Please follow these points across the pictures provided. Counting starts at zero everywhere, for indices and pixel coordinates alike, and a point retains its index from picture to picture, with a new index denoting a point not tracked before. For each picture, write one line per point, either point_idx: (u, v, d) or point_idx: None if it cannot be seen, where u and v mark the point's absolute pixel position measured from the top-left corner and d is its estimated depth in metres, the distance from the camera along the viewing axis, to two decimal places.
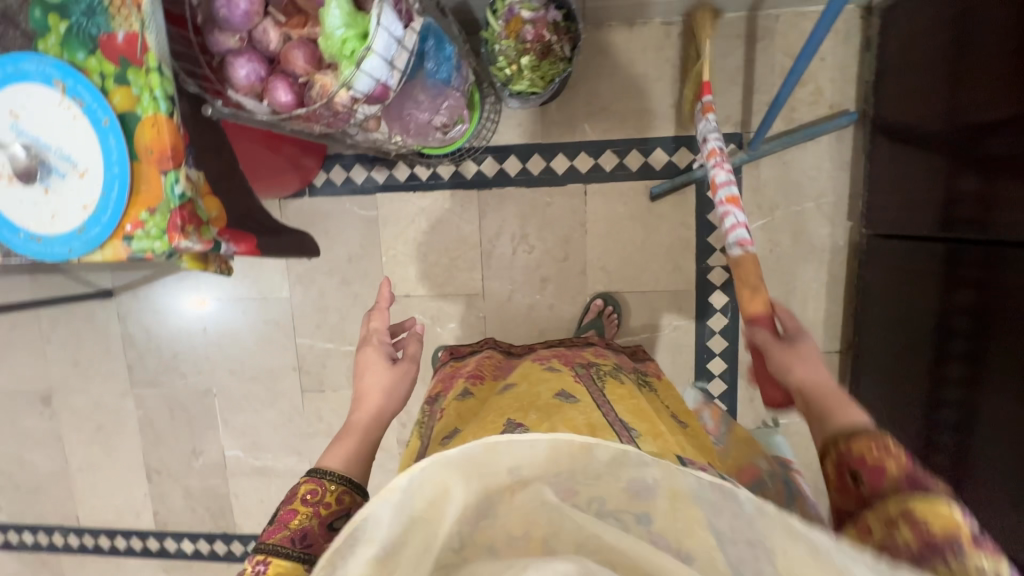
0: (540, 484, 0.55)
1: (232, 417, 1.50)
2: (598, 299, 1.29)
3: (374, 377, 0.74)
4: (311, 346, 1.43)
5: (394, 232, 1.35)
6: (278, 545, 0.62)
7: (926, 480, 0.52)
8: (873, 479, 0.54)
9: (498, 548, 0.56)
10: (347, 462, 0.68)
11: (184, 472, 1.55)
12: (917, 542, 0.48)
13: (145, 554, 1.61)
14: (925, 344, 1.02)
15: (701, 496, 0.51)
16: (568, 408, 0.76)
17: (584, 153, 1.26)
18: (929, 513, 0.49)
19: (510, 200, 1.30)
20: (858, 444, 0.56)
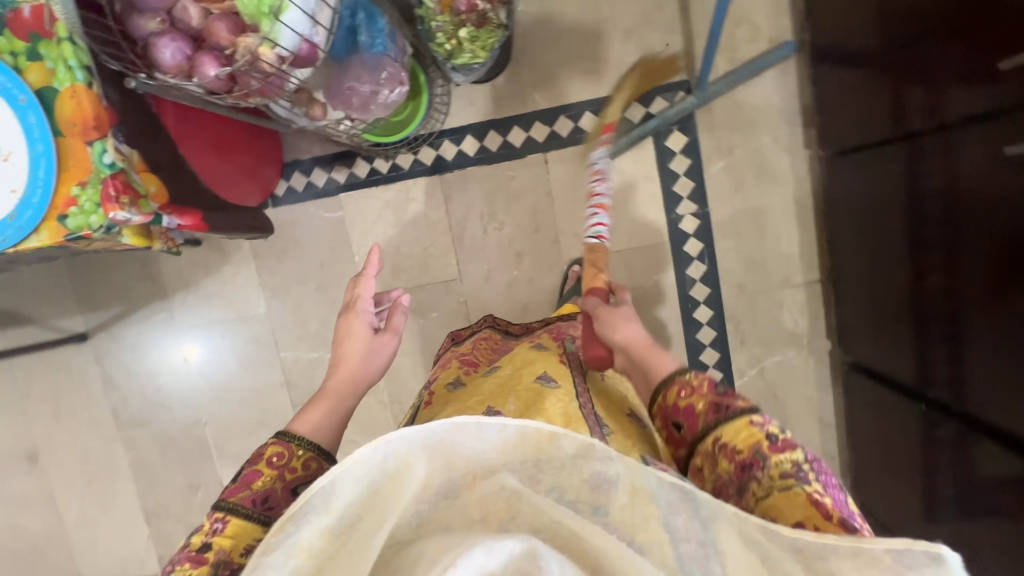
0: (501, 471, 0.51)
1: (226, 444, 1.47)
2: (575, 265, 1.27)
3: (355, 342, 0.81)
4: (296, 358, 1.41)
5: (362, 229, 1.34)
6: (239, 502, 0.66)
7: (723, 406, 0.64)
8: (691, 425, 0.66)
9: (449, 528, 0.51)
10: (316, 428, 0.74)
11: (185, 510, 1.51)
12: (733, 464, 0.60)
13: None
14: (901, 253, 1.01)
15: (660, 496, 0.51)
16: (550, 391, 0.76)
17: (538, 123, 1.26)
18: (733, 434, 0.61)
19: (473, 181, 1.30)
20: (671, 394, 0.69)
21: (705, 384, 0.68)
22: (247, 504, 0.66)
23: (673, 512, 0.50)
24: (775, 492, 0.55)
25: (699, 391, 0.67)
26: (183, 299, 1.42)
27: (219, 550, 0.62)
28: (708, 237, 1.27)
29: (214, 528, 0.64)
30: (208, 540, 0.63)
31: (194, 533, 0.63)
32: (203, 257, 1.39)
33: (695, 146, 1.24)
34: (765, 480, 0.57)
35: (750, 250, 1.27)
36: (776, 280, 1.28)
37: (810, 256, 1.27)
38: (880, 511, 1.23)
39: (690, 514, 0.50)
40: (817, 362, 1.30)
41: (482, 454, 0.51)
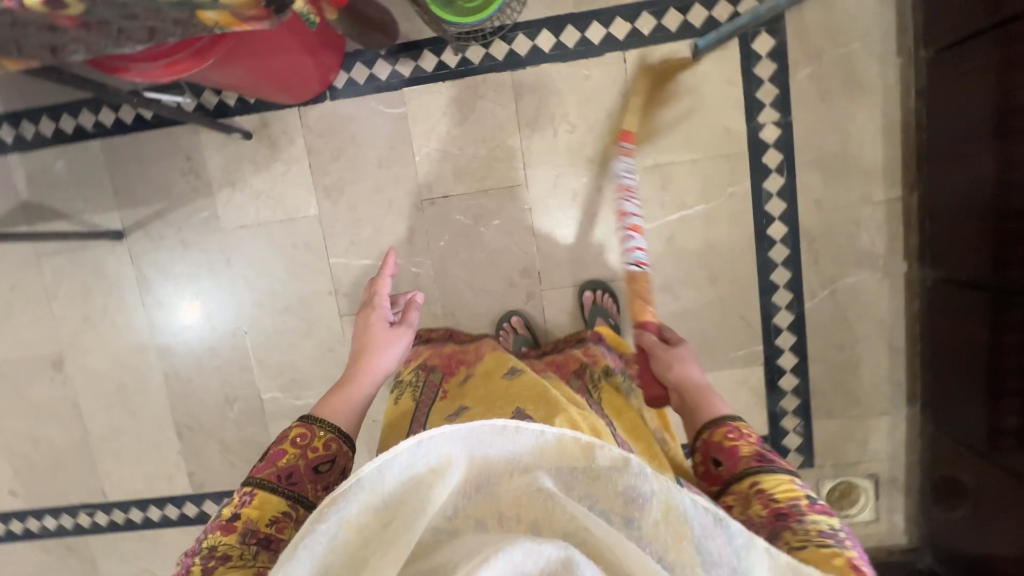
0: (538, 472, 0.52)
1: (267, 355, 1.40)
2: (588, 291, 1.30)
3: (378, 336, 0.87)
4: (347, 265, 1.34)
5: (425, 128, 1.28)
6: (266, 478, 0.67)
7: (767, 459, 0.67)
8: (729, 464, 0.68)
9: (487, 525, 0.52)
10: (338, 414, 0.76)
11: (219, 424, 1.44)
12: (768, 509, 0.61)
13: (183, 522, 1.50)
14: (985, 147, 1.01)
15: (693, 515, 0.51)
16: (575, 408, 0.72)
17: (619, 18, 1.20)
18: (773, 484, 0.63)
19: (546, 79, 1.24)
20: (717, 433, 0.71)
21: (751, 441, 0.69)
22: (272, 480, 0.68)
23: (710, 537, 0.50)
24: (812, 543, 0.55)
25: (743, 435, 0.70)
26: (226, 199, 1.34)
27: (247, 520, 0.63)
28: (789, 148, 1.23)
29: (242, 501, 0.65)
30: (236, 511, 0.64)
31: (225, 505, 0.65)
32: (252, 154, 1.32)
33: (782, 50, 1.19)
34: (800, 531, 0.57)
35: (832, 163, 1.23)
36: (855, 197, 1.24)
37: (894, 174, 1.22)
38: (952, 434, 1.20)
39: (725, 537, 0.50)
40: (891, 285, 1.27)
41: (522, 456, 0.53)
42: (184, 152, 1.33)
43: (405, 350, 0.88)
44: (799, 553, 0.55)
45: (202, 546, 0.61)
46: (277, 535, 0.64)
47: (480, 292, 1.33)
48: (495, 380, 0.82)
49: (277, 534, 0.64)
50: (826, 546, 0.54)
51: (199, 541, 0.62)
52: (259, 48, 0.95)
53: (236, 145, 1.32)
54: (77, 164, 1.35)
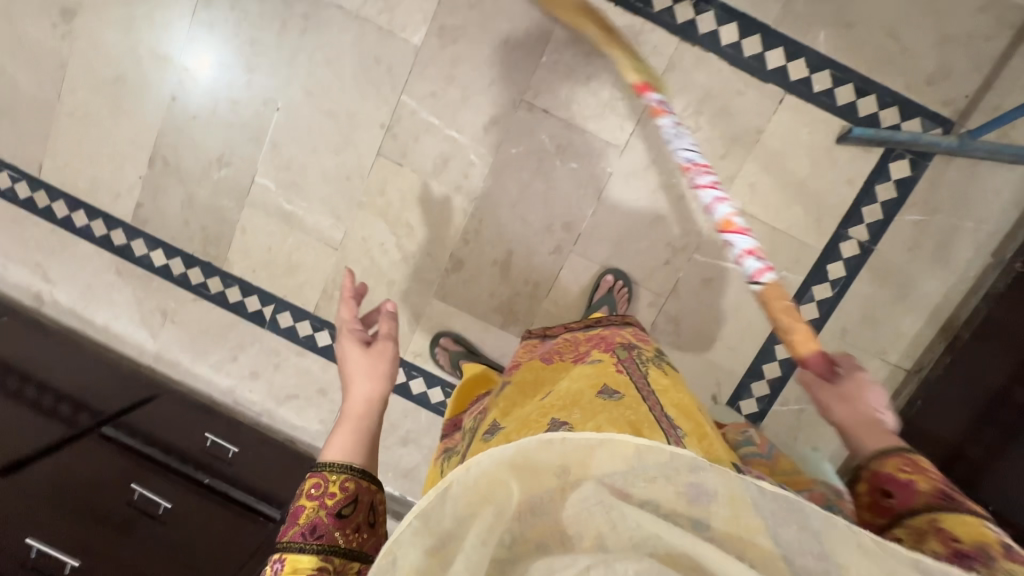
0: (594, 480, 0.49)
1: (283, 144, 1.29)
2: (610, 275, 1.27)
3: (358, 363, 0.80)
4: (414, 112, 1.25)
5: (569, 36, 1.19)
6: (291, 540, 0.67)
7: (954, 497, 0.57)
8: (904, 498, 0.60)
9: (552, 546, 0.49)
10: (346, 452, 0.73)
11: (196, 177, 1.33)
12: (947, 547, 0.52)
13: (102, 245, 1.39)
14: (1002, 368, 1.06)
15: (764, 508, 0.47)
16: (613, 407, 0.67)
17: (803, 60, 1.15)
18: (952, 519, 0.54)
19: (705, 68, 1.17)
20: (891, 466, 0.63)
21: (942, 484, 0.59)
22: (298, 539, 0.67)
23: (784, 522, 0.46)
24: None
25: (918, 469, 0.61)
26: None
27: None
28: (854, 270, 1.24)
29: (275, 568, 0.66)
30: None
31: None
32: None
33: (910, 185, 1.19)
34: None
35: (876, 306, 1.25)
36: (874, 346, 1.27)
37: (917, 348, 1.27)
38: None
39: (802, 524, 0.46)
40: None
41: (566, 469, 0.49)
42: None
43: (392, 365, 0.82)
44: None
45: None
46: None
47: (517, 217, 1.28)
48: (530, 393, 0.79)
49: None
50: None
51: None
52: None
53: None
54: None
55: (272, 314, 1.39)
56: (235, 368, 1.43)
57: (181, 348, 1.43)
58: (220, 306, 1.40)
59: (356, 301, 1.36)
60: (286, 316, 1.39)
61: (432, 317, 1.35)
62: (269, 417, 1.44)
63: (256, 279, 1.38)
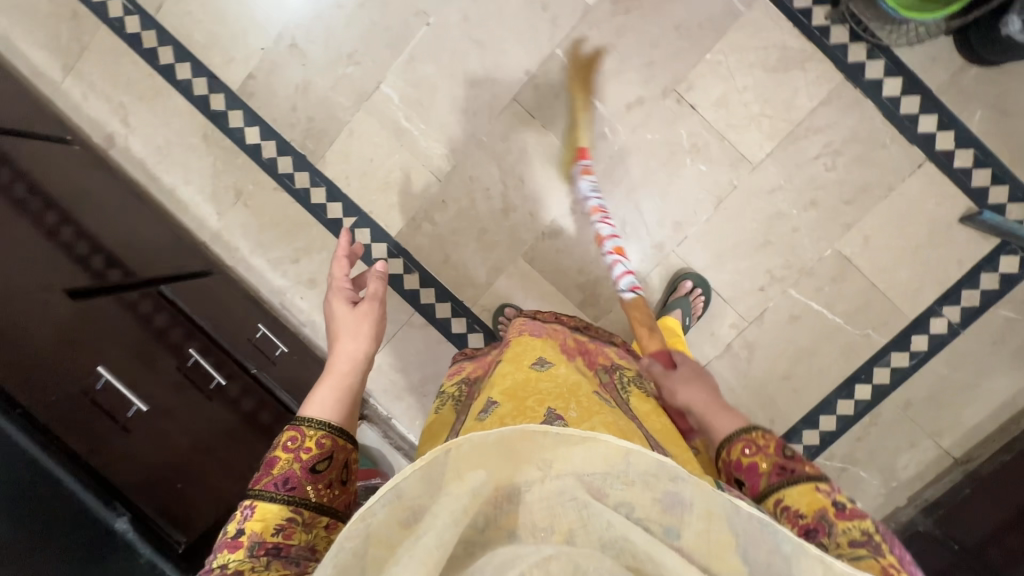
0: (570, 476, 0.45)
1: (422, 59, 1.25)
2: (688, 280, 1.23)
3: (345, 322, 0.75)
4: (564, 68, 1.22)
5: (740, 41, 1.18)
6: (263, 489, 0.58)
7: (792, 466, 0.55)
8: (751, 485, 0.56)
9: (520, 536, 0.46)
10: (322, 408, 0.64)
11: (320, 65, 1.27)
12: (795, 528, 0.50)
13: (198, 105, 1.31)
14: None
15: (737, 522, 0.43)
16: (607, 412, 0.64)
17: (952, 133, 1.17)
18: (796, 497, 0.52)
19: (859, 112, 1.18)
20: (734, 449, 0.59)
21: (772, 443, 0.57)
22: (269, 489, 0.58)
23: (754, 543, 0.43)
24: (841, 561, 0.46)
25: (761, 444, 0.57)
26: None
27: (251, 533, 0.55)
28: (936, 347, 1.25)
29: (243, 516, 0.56)
30: (239, 527, 0.55)
31: (226, 523, 0.56)
32: None
33: (1012, 281, 1.22)
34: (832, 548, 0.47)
35: (945, 388, 1.27)
36: (931, 426, 1.28)
37: (970, 439, 1.28)
38: None
39: (772, 547, 0.42)
40: (880, 506, 1.31)
41: (549, 461, 0.45)
42: None
43: (378, 326, 0.76)
44: None
45: (215, 565, 0.53)
46: (286, 542, 0.55)
47: (630, 202, 1.25)
48: (522, 369, 0.72)
49: (286, 542, 0.55)
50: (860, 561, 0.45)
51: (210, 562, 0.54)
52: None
53: None
54: None
55: (350, 227, 1.33)
56: (294, 271, 1.35)
57: (244, 234, 1.35)
58: (299, 202, 1.33)
59: (441, 239, 1.31)
60: (364, 233, 1.33)
61: (512, 276, 1.31)
62: (312, 329, 1.37)
63: (347, 186, 1.31)
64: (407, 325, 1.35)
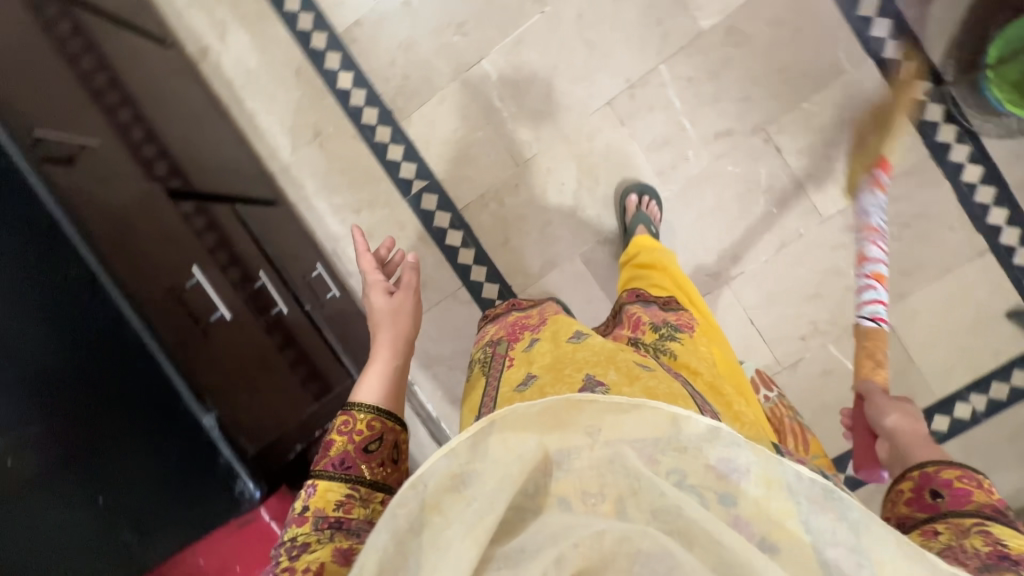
0: (621, 443, 0.44)
1: (528, 45, 1.26)
2: (630, 195, 1.24)
3: (381, 313, 0.78)
4: (663, 84, 1.24)
5: (838, 97, 1.20)
6: (321, 469, 0.62)
7: (1008, 519, 0.51)
8: (955, 501, 0.54)
9: (572, 506, 0.44)
10: (371, 392, 0.68)
11: (427, 28, 1.28)
12: (987, 544, 0.47)
13: (298, 39, 1.32)
14: None
15: (798, 490, 0.41)
16: (646, 374, 0.66)
17: (1018, 231, 1.20)
18: (1003, 532, 0.48)
19: (935, 191, 1.20)
20: (947, 472, 0.57)
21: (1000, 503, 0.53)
22: (328, 469, 0.62)
23: (817, 510, 0.40)
24: None
25: (985, 490, 0.55)
26: None
27: (315, 508, 0.58)
28: (955, 431, 1.28)
29: (307, 494, 0.60)
30: (303, 501, 0.59)
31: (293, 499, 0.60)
32: None
33: None
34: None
35: None
36: None
37: None
38: None
39: (837, 516, 0.40)
40: None
41: (598, 428, 0.45)
42: None
43: (413, 315, 0.80)
44: None
45: (286, 536, 0.57)
46: (348, 515, 0.59)
47: (696, 227, 1.27)
48: (557, 344, 0.74)
49: (347, 514, 0.59)
50: None
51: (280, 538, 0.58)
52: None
53: None
54: None
55: (417, 191, 1.34)
56: (352, 221, 1.36)
57: (313, 174, 1.35)
58: (374, 155, 1.34)
59: (505, 222, 1.32)
60: (430, 199, 1.34)
61: (565, 273, 1.32)
62: (357, 282, 1.37)
63: (425, 150, 1.32)
64: (452, 298, 1.36)
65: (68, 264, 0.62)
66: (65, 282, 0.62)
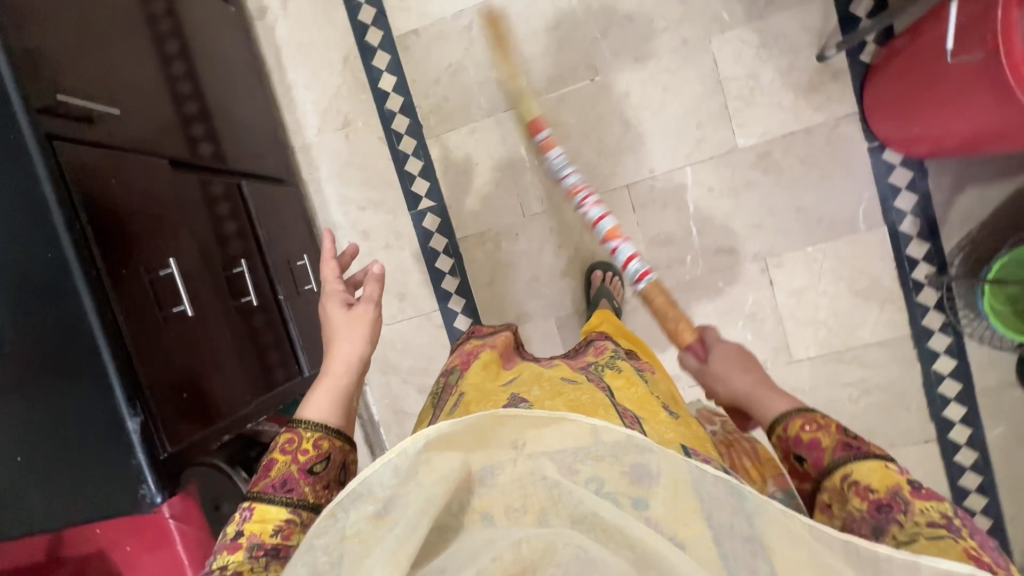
0: (542, 454, 0.50)
1: (569, 106, 1.27)
2: (599, 272, 1.28)
3: (337, 325, 0.71)
4: (684, 185, 1.25)
5: (844, 252, 1.21)
6: (259, 491, 0.59)
7: (858, 445, 0.53)
8: (817, 461, 0.54)
9: (495, 517, 0.52)
10: (315, 408, 0.64)
11: (479, 59, 1.29)
12: (865, 506, 0.49)
13: (355, 29, 1.33)
14: None
15: (703, 490, 0.46)
16: (570, 390, 0.68)
17: (969, 433, 1.21)
18: (866, 473, 0.50)
19: (903, 370, 1.22)
20: (791, 426, 0.57)
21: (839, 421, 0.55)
22: (266, 493, 0.59)
23: (718, 507, 0.46)
24: (920, 540, 0.45)
25: (822, 425, 0.55)
26: (744, 37, 1.19)
27: (250, 535, 0.56)
28: None
29: (242, 518, 0.58)
30: (238, 528, 0.57)
31: (227, 522, 0.58)
32: (801, 61, 1.18)
33: None
34: (907, 525, 0.47)
35: None
36: None
37: None
38: None
39: (734, 509, 0.45)
40: None
41: (522, 441, 0.50)
42: None
43: (377, 328, 0.72)
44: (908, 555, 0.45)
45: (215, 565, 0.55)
46: (286, 543, 0.57)
47: None
48: (496, 375, 0.76)
49: (285, 543, 0.57)
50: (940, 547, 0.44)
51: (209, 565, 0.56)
52: (924, 84, 0.96)
53: (811, 40, 1.16)
54: None
55: (423, 208, 1.36)
56: (355, 216, 1.39)
57: (331, 160, 1.38)
58: (393, 162, 1.35)
59: (495, 263, 1.35)
60: (433, 220, 1.36)
61: (536, 329, 1.35)
62: None
63: (442, 172, 1.34)
64: (425, 317, 1.40)
65: (46, 243, 0.66)
66: (41, 262, 0.66)
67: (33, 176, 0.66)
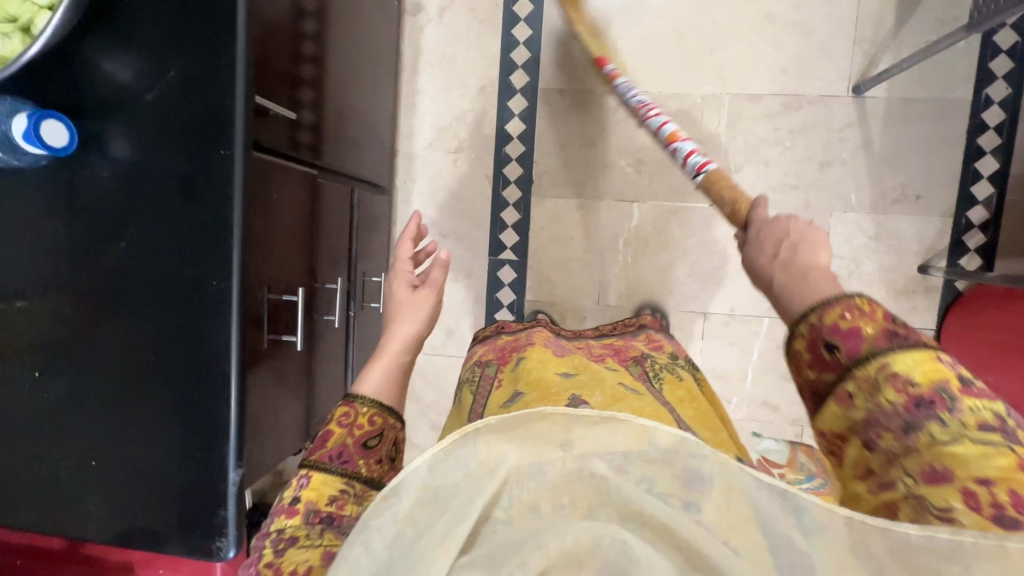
0: (592, 454, 0.41)
1: (679, 222, 1.28)
2: None
3: (402, 304, 0.71)
4: (755, 334, 1.29)
5: None
6: (317, 459, 0.57)
7: (902, 331, 0.43)
8: (850, 348, 0.44)
9: (540, 512, 0.41)
10: (376, 386, 0.63)
11: (611, 145, 1.28)
12: (901, 400, 0.41)
13: (503, 65, 1.29)
14: None
15: (756, 499, 0.39)
16: (632, 399, 0.63)
17: None
18: (910, 364, 0.41)
19: None
20: (828, 313, 0.45)
21: (877, 308, 0.44)
22: (324, 462, 0.57)
23: (775, 518, 0.38)
24: (965, 441, 0.39)
25: (868, 310, 0.44)
26: (860, 224, 1.23)
27: (308, 502, 0.54)
28: None
29: (298, 484, 0.55)
30: (295, 494, 0.54)
31: (283, 490, 0.55)
32: (904, 265, 1.23)
33: None
34: (950, 423, 0.39)
35: None
36: None
37: None
38: None
39: (791, 523, 0.38)
40: None
41: (571, 440, 0.41)
42: (928, 188, 1.20)
43: (433, 313, 0.73)
44: (940, 450, 0.39)
45: (271, 530, 0.52)
46: (340, 513, 0.54)
47: None
48: (552, 370, 0.69)
49: (339, 511, 0.54)
50: (987, 450, 0.38)
51: (265, 530, 0.53)
52: None
53: (919, 251, 1.22)
54: (950, 54, 1.18)
55: (502, 257, 1.34)
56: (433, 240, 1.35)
57: (429, 177, 1.34)
58: (490, 205, 1.33)
59: None
60: (508, 273, 1.34)
61: None
62: None
63: (534, 232, 1.32)
64: None
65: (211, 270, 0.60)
66: (199, 287, 0.60)
67: (223, 202, 0.60)
